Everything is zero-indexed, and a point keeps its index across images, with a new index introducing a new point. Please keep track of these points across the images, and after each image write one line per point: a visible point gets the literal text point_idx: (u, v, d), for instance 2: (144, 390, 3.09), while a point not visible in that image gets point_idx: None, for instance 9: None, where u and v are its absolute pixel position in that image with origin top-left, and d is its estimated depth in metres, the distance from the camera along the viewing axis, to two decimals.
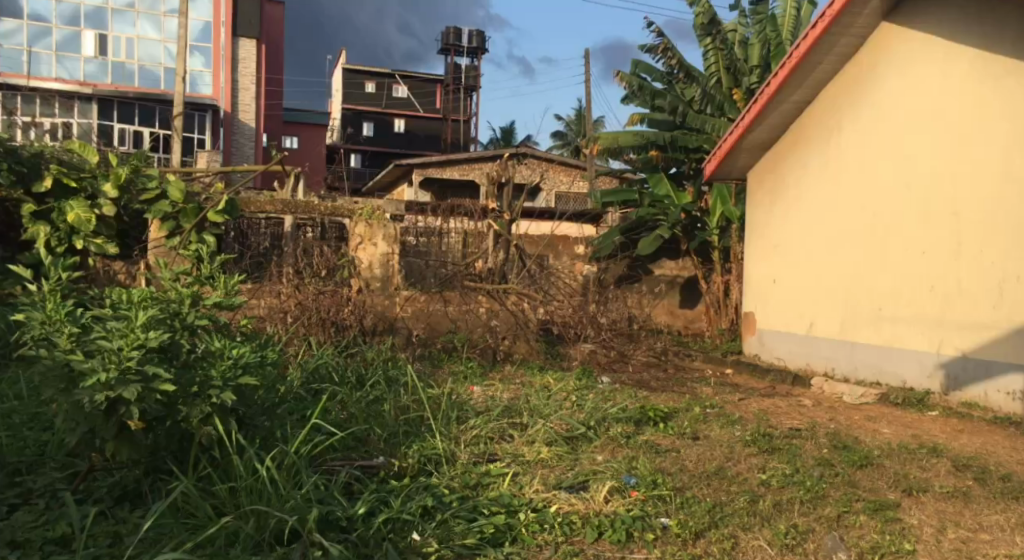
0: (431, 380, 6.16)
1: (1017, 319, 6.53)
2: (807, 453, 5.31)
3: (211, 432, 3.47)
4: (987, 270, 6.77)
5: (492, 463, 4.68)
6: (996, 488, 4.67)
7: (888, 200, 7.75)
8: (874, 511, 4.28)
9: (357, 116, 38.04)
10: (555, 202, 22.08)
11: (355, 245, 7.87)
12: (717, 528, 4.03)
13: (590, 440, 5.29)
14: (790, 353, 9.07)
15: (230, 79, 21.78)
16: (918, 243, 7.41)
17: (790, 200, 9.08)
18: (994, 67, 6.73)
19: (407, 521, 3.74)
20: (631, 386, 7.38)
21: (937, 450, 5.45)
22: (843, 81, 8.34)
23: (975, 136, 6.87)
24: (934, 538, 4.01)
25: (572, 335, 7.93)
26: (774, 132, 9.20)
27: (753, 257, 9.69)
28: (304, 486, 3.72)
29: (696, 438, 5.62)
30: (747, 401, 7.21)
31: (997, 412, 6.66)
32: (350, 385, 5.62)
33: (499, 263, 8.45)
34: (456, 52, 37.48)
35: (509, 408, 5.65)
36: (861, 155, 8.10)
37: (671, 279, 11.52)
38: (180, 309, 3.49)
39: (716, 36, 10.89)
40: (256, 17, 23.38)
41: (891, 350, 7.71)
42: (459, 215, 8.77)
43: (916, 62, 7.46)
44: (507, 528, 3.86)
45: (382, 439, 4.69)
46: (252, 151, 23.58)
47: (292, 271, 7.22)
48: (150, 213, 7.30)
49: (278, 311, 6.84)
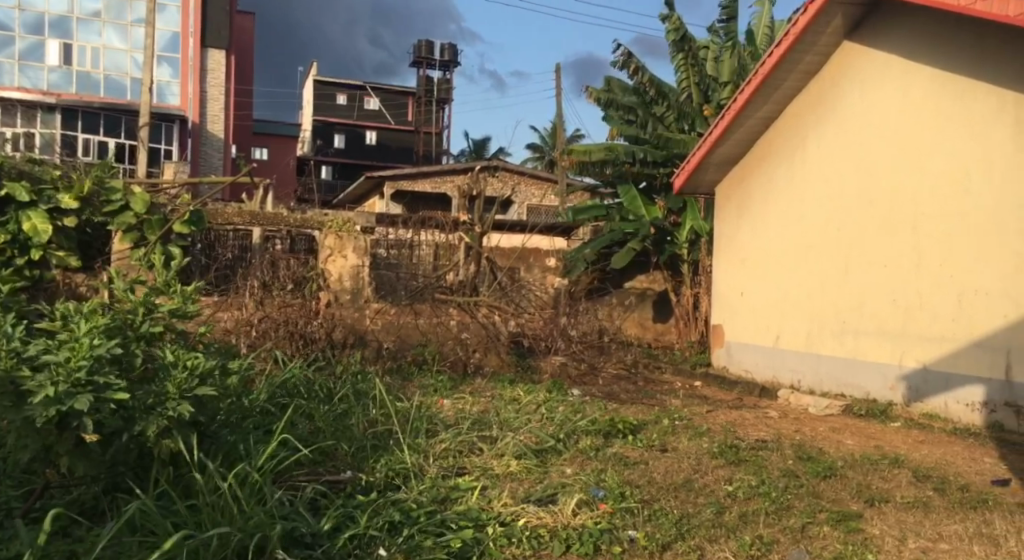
0: (400, 394, 6.11)
1: (975, 331, 6.69)
2: (773, 464, 5.37)
3: (171, 446, 3.38)
4: (946, 285, 6.92)
5: (461, 477, 4.67)
6: (956, 498, 4.75)
7: (853, 214, 7.87)
8: (836, 521, 4.34)
9: (327, 129, 38.13)
10: (527, 215, 22.20)
11: (325, 257, 8.12)
12: (684, 541, 4.04)
13: (560, 453, 5.30)
14: (757, 366, 9.16)
15: (198, 90, 21.64)
16: (881, 258, 7.53)
17: (757, 214, 9.18)
18: (951, 87, 6.89)
19: (373, 537, 3.71)
20: (600, 398, 7.43)
21: (899, 461, 5.52)
22: (808, 98, 8.47)
23: (934, 154, 7.03)
24: (896, 548, 4.04)
25: (543, 347, 8.02)
26: (742, 147, 9.30)
27: (721, 271, 9.77)
28: (269, 502, 3.68)
29: (664, 451, 5.65)
30: (715, 412, 7.27)
31: (958, 423, 6.78)
32: (318, 400, 5.59)
33: (470, 276, 8.31)
34: (428, 65, 37.53)
35: (479, 420, 5.64)
36: (827, 171, 8.21)
37: (642, 292, 11.70)
38: (133, 320, 3.55)
39: (687, 52, 10.93)
40: (226, 28, 23.18)
41: (856, 362, 7.82)
42: (430, 227, 8.85)
43: (877, 81, 7.62)
44: (475, 542, 3.83)
45: (350, 454, 4.68)
46: (220, 162, 23.36)
47: (259, 284, 7.14)
48: (113, 225, 7.17)
49: (245, 324, 6.79)
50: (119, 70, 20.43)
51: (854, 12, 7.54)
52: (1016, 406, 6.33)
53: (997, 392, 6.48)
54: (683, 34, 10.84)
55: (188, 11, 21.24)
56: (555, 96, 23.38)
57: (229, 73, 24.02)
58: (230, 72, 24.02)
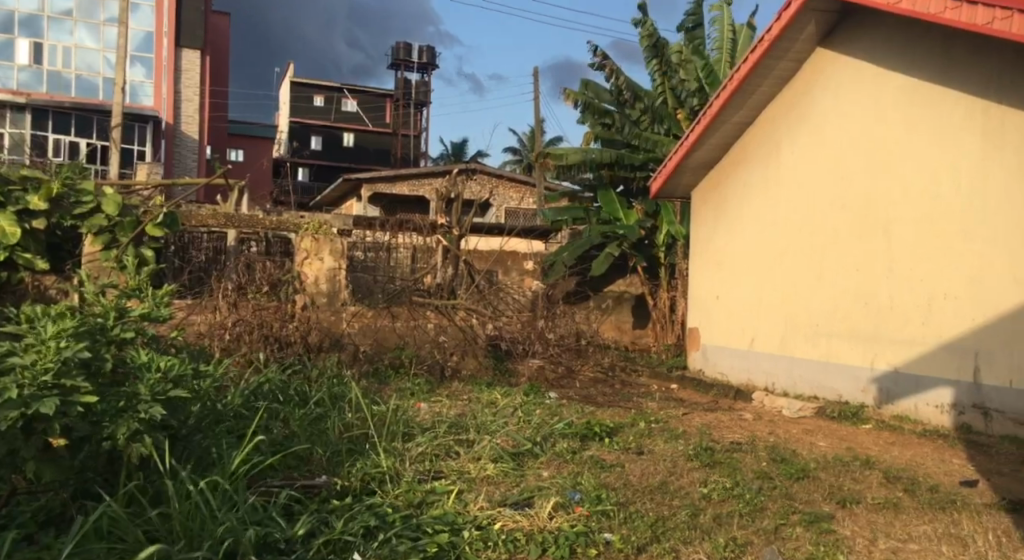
0: (377, 398, 6.09)
1: (944, 334, 6.78)
2: (747, 466, 5.41)
3: (141, 449, 3.33)
4: (917, 288, 7.01)
5: (438, 481, 4.66)
6: (926, 499, 4.81)
7: (826, 217, 7.95)
8: (809, 522, 4.37)
9: (305, 130, 37.88)
10: (505, 218, 22.24)
11: (301, 259, 7.95)
12: (659, 543, 4.07)
13: (536, 456, 5.31)
14: (732, 368, 9.23)
15: (172, 90, 21.47)
16: (853, 262, 7.63)
17: (733, 218, 9.25)
18: (922, 93, 6.98)
19: (348, 541, 3.68)
20: (577, 401, 7.44)
21: (870, 463, 5.60)
22: (783, 104, 8.55)
23: (905, 159, 7.12)
24: (866, 548, 4.08)
25: (521, 350, 8.06)
26: (718, 151, 9.36)
27: (697, 274, 9.83)
28: (240, 507, 3.64)
29: (641, 453, 5.68)
30: (691, 415, 7.32)
31: (927, 425, 6.88)
32: (294, 403, 5.56)
33: (448, 278, 8.35)
34: (406, 68, 37.45)
35: (456, 424, 5.63)
36: (801, 176, 8.29)
37: (619, 294, 11.77)
38: (105, 323, 3.44)
39: (661, 58, 10.91)
40: (201, 28, 22.98)
41: (829, 364, 7.90)
42: (407, 230, 8.76)
43: (851, 87, 7.70)
44: (451, 546, 3.81)
45: (325, 457, 4.67)
46: (194, 163, 23.10)
47: (234, 286, 7.07)
48: (85, 227, 7.09)
49: (218, 328, 6.73)
50: (91, 70, 20.18)
51: (827, 20, 7.63)
52: (984, 407, 6.45)
53: (965, 395, 6.59)
54: (657, 41, 10.85)
55: (162, 11, 21.05)
56: (533, 99, 23.41)
57: (204, 73, 23.81)
58: (205, 73, 23.81)
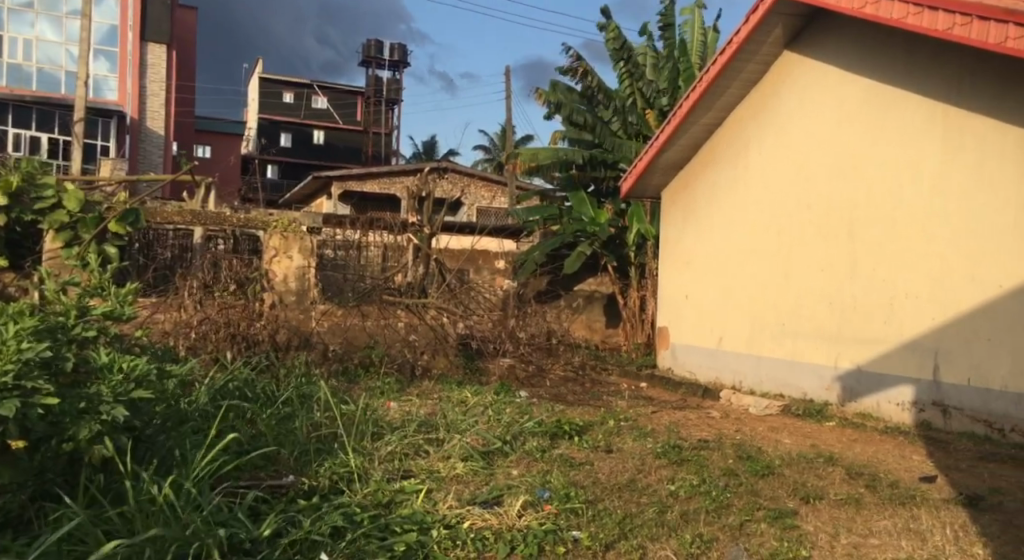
0: (346, 397, 6.06)
1: (906, 333, 6.91)
2: (714, 463, 5.48)
3: (102, 451, 3.30)
4: (880, 288, 7.13)
5: (407, 480, 4.65)
6: (886, 495, 4.90)
7: (793, 218, 8.05)
8: (773, 519, 4.43)
9: (274, 127, 37.56)
10: (476, 216, 22.23)
11: (270, 257, 7.75)
12: (626, 540, 4.09)
13: (506, 455, 5.32)
14: (700, 367, 9.31)
15: (136, 85, 21.23)
16: (819, 262, 7.73)
17: (701, 218, 9.33)
18: (885, 97, 7.10)
19: (316, 541, 3.66)
20: (548, 400, 7.47)
21: (833, 459, 5.69)
22: (750, 106, 8.64)
23: (869, 161, 7.23)
24: (829, 544, 4.14)
25: (492, 349, 8.08)
26: (687, 153, 9.43)
27: (666, 274, 9.90)
28: (205, 508, 3.61)
29: (610, 451, 5.72)
30: (659, 413, 7.38)
31: (888, 422, 7.01)
32: (261, 402, 5.52)
33: (419, 277, 8.32)
34: (377, 65, 37.22)
35: (425, 423, 5.61)
36: (768, 177, 8.38)
37: (589, 294, 11.82)
38: (66, 322, 3.37)
39: (628, 60, 11.06)
40: (167, 22, 22.66)
41: (794, 362, 8.01)
42: (378, 228, 8.87)
43: (817, 90, 7.80)
44: (419, 545, 3.80)
45: (292, 457, 4.64)
46: (160, 159, 22.78)
47: (200, 284, 6.99)
48: (45, 223, 6.93)
49: (184, 326, 6.67)
50: (53, 64, 19.82)
51: (794, 24, 7.73)
52: (944, 405, 6.59)
53: (926, 392, 6.73)
54: (624, 43, 10.94)
55: (127, 4, 20.77)
56: (505, 96, 23.37)
57: (170, 68, 23.50)
58: (172, 68, 23.49)
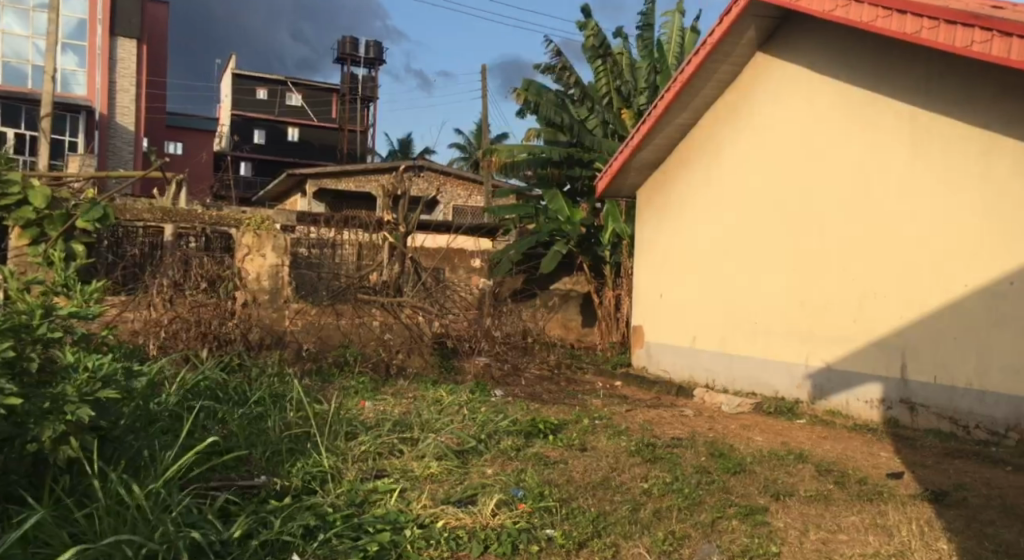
0: (319, 396, 6.03)
1: (874, 332, 7.00)
2: (687, 461, 5.51)
3: (68, 452, 3.24)
4: (849, 287, 7.21)
5: (381, 479, 4.63)
6: (855, 491, 4.96)
7: (765, 217, 8.12)
8: (745, 515, 4.47)
9: (248, 123, 37.28)
10: (452, 215, 22.18)
11: (241, 256, 7.54)
12: (600, 538, 4.11)
13: (480, 454, 5.32)
14: (673, 365, 9.36)
15: (106, 80, 21.00)
16: (790, 262, 7.82)
17: (675, 217, 9.38)
18: (855, 98, 7.18)
19: (288, 542, 3.64)
20: (523, 399, 7.48)
21: (803, 456, 5.75)
22: (723, 106, 8.70)
23: (839, 162, 7.32)
24: (798, 540, 4.19)
25: (467, 348, 8.04)
26: (661, 152, 9.48)
27: (640, 272, 9.93)
28: (174, 509, 3.57)
29: (584, 450, 5.73)
30: (634, 411, 7.40)
31: (857, 419, 7.11)
32: (232, 402, 5.47)
33: (394, 276, 8.25)
34: (353, 62, 37.02)
35: (399, 422, 5.59)
36: (741, 177, 8.45)
37: (565, 293, 11.84)
38: (30, 321, 3.26)
39: (606, 58, 11.11)
40: (138, 17, 22.37)
41: (766, 360, 8.08)
42: (353, 226, 8.83)
43: (788, 91, 7.87)
44: (392, 545, 3.79)
45: (264, 458, 4.60)
46: (130, 156, 22.46)
47: (170, 283, 6.91)
48: (11, 220, 6.72)
49: (154, 325, 6.60)
50: (20, 57, 19.48)
51: (767, 26, 7.80)
52: (911, 403, 6.69)
53: (893, 390, 6.83)
54: (602, 41, 10.98)
55: None
56: (481, 95, 23.33)
57: (141, 63, 23.21)
58: (143, 63, 23.20)
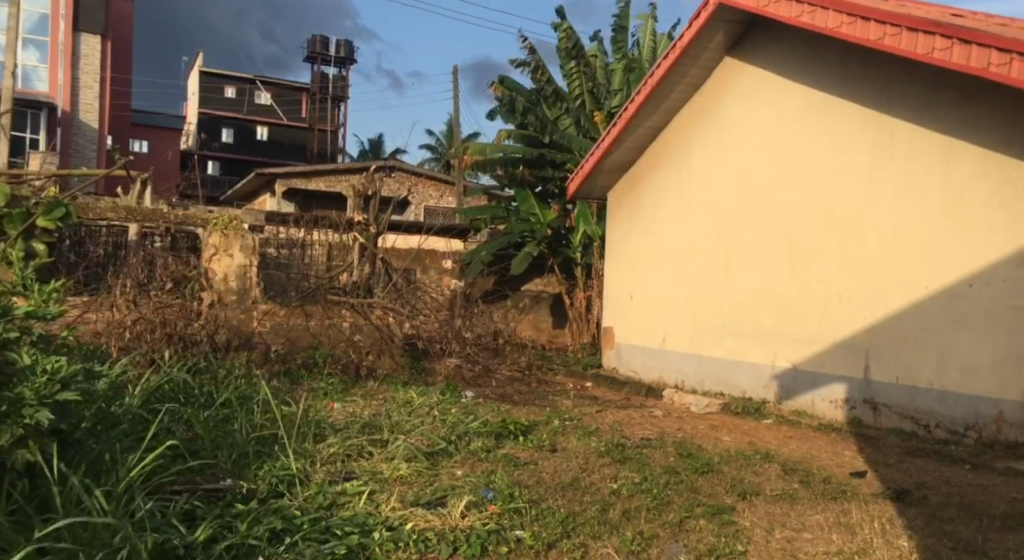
0: (288, 398, 5.98)
1: (839, 333, 7.10)
2: (655, 461, 5.54)
3: (25, 456, 3.17)
4: (815, 289, 7.31)
5: (350, 481, 4.59)
6: (820, 490, 5.02)
7: (734, 220, 8.19)
8: (712, 514, 4.51)
9: (216, 121, 36.77)
10: (424, 216, 22.11)
11: (208, 256, 7.42)
12: (569, 538, 4.11)
13: (451, 455, 5.31)
14: (643, 366, 9.41)
15: (69, 76, 20.82)
16: (758, 263, 7.90)
17: (645, 220, 9.44)
18: (819, 104, 7.29)
19: (253, 547, 3.59)
20: (494, 400, 7.47)
21: (769, 456, 5.81)
22: (692, 110, 8.78)
23: (805, 166, 7.42)
24: (764, 539, 4.23)
25: (438, 349, 8.01)
26: (631, 155, 9.53)
27: (611, 274, 9.97)
28: (137, 514, 3.52)
29: (555, 450, 5.75)
30: (604, 412, 7.44)
31: (822, 419, 7.20)
32: (198, 405, 5.40)
33: (365, 276, 8.25)
34: (323, 61, 36.79)
35: (369, 424, 5.56)
36: (710, 181, 8.53)
37: (536, 294, 11.86)
38: None
39: (579, 59, 11.16)
40: (102, 13, 22.04)
41: (734, 361, 8.16)
42: (323, 226, 8.77)
43: (755, 96, 7.97)
44: (361, 548, 3.76)
45: (230, 460, 4.54)
46: (94, 155, 21.93)
47: (134, 283, 6.80)
48: None
49: (118, 327, 6.50)
50: None
51: (735, 30, 7.89)
52: (874, 402, 6.79)
53: (857, 390, 6.93)
54: (575, 43, 11.09)
55: None
56: (453, 96, 23.31)
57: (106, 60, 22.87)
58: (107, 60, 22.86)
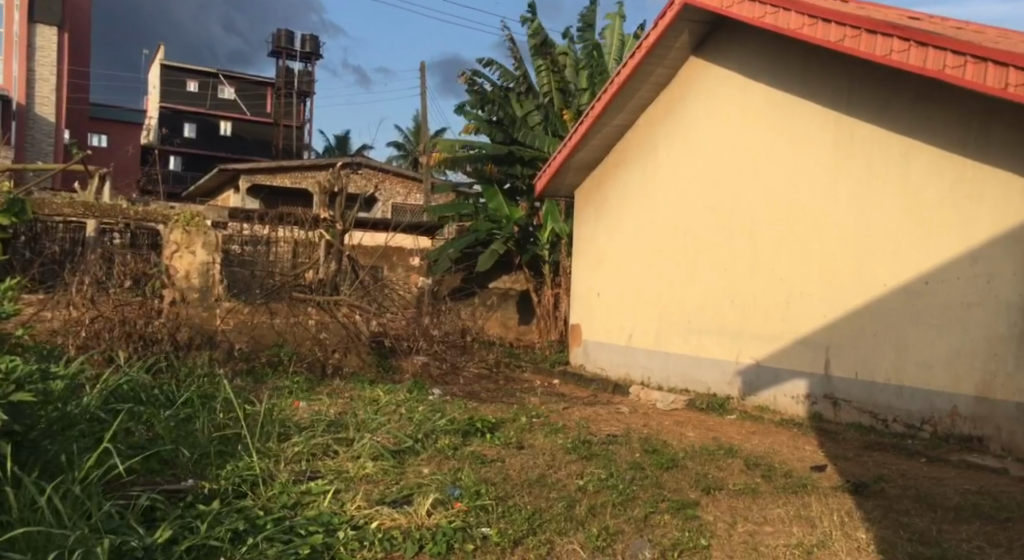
0: (252, 397, 5.91)
1: (801, 329, 7.20)
2: (621, 457, 5.58)
3: None
4: (777, 286, 7.40)
5: (315, 480, 4.55)
6: (780, 484, 5.09)
7: (699, 218, 8.27)
8: (676, 509, 4.55)
9: (177, 116, 36.22)
10: (391, 213, 21.98)
11: (170, 253, 7.50)
12: (535, 535, 4.11)
13: (417, 453, 5.29)
14: (610, 363, 9.46)
15: (24, 68, 20.36)
16: (722, 261, 7.98)
17: (611, 218, 9.49)
18: (782, 103, 7.38)
19: (215, 547, 3.53)
20: (461, 397, 7.46)
21: (733, 451, 5.88)
22: (658, 108, 8.83)
23: (768, 165, 7.51)
24: (727, 533, 4.27)
25: (404, 347, 7.98)
26: (597, 153, 9.57)
27: (579, 272, 10.00)
28: (94, 516, 3.46)
29: (521, 447, 5.75)
30: (570, 409, 7.46)
31: (784, 414, 7.30)
32: (157, 404, 5.32)
33: (330, 274, 8.21)
34: (289, 56, 36.39)
35: (334, 423, 5.52)
36: (675, 179, 8.59)
37: (504, 291, 11.86)
38: None
39: (547, 57, 11.16)
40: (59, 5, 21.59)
41: (699, 358, 8.24)
42: (288, 223, 8.57)
43: (720, 95, 8.04)
44: (325, 547, 3.73)
45: (191, 460, 4.49)
46: (50, 148, 21.52)
47: (92, 281, 6.68)
48: None
49: (74, 325, 6.39)
50: None
51: (699, 30, 7.95)
52: (834, 397, 6.90)
53: (818, 386, 7.03)
54: (544, 39, 11.08)
55: None
56: (420, 93, 23.23)
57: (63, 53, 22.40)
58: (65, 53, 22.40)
